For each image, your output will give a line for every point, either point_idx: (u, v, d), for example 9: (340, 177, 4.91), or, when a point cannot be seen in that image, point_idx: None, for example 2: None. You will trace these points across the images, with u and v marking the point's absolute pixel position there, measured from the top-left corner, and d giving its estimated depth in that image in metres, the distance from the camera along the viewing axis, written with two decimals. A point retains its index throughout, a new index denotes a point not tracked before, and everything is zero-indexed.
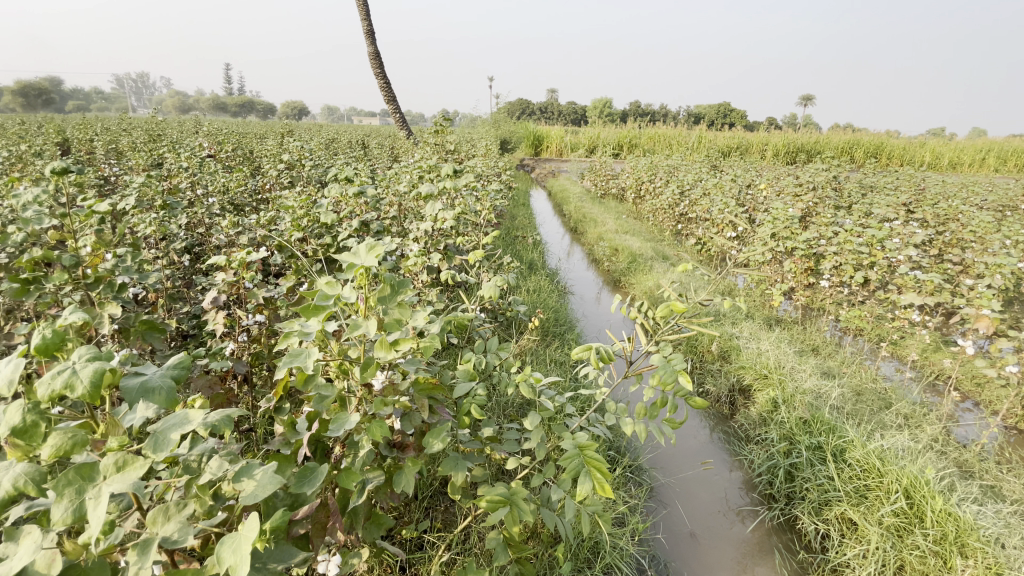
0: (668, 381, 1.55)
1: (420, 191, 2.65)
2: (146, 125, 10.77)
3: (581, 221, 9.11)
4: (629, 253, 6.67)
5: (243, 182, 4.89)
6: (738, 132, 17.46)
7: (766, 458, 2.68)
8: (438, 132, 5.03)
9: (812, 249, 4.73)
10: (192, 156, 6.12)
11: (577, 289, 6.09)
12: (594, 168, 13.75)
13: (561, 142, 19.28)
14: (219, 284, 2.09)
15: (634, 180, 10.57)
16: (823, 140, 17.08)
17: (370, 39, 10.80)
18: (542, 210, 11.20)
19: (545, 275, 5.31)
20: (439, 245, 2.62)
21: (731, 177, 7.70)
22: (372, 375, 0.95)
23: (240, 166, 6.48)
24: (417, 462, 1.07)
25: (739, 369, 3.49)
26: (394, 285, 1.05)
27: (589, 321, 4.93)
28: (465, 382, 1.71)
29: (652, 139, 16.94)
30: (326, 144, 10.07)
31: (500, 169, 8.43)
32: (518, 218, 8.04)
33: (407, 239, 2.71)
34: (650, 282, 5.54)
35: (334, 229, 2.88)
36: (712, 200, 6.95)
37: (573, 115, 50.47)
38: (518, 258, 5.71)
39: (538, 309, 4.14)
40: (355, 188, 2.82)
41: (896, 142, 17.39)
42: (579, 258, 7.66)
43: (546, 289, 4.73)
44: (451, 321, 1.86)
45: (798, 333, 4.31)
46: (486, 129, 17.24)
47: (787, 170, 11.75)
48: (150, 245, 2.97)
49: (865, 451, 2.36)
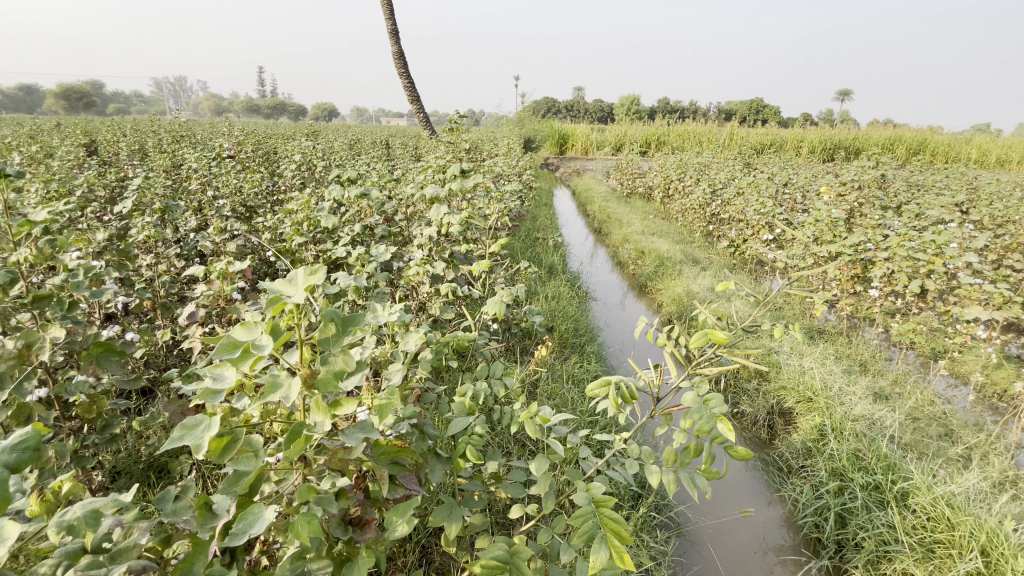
0: (705, 428, 1.27)
1: (425, 193, 2.42)
2: (176, 126, 10.90)
3: (606, 222, 8.76)
4: (656, 256, 6.34)
5: (257, 184, 4.78)
6: (771, 129, 16.76)
7: (814, 497, 2.36)
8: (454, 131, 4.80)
9: (859, 255, 4.33)
10: (211, 158, 6.08)
11: (601, 295, 5.80)
12: (621, 166, 13.34)
13: (587, 140, 18.88)
14: (198, 297, 1.91)
15: (662, 179, 10.17)
16: (863, 136, 16.24)
17: (394, 38, 10.66)
18: (566, 211, 10.90)
19: (566, 280, 5.04)
20: (444, 252, 2.39)
21: (767, 176, 7.25)
22: (298, 454, 0.68)
23: (259, 167, 6.41)
24: (373, 551, 0.82)
25: (779, 389, 3.16)
26: (341, 321, 0.74)
27: (613, 330, 4.64)
28: (462, 418, 1.47)
29: (681, 137, 16.41)
30: (348, 144, 9.98)
31: (523, 169, 8.18)
32: (540, 219, 7.77)
33: (411, 246, 2.49)
34: (678, 288, 5.21)
35: (335, 236, 2.68)
36: (747, 200, 6.54)
37: (600, 114, 49.88)
38: (539, 262, 5.45)
39: (558, 318, 3.86)
40: (357, 190, 2.61)
41: (941, 138, 16.42)
42: (603, 260, 7.34)
43: (567, 295, 4.46)
44: (448, 344, 1.63)
45: (844, 347, 3.93)
46: (510, 128, 16.99)
47: (825, 168, 11.14)
48: (148, 252, 2.85)
49: (931, 497, 2.01)
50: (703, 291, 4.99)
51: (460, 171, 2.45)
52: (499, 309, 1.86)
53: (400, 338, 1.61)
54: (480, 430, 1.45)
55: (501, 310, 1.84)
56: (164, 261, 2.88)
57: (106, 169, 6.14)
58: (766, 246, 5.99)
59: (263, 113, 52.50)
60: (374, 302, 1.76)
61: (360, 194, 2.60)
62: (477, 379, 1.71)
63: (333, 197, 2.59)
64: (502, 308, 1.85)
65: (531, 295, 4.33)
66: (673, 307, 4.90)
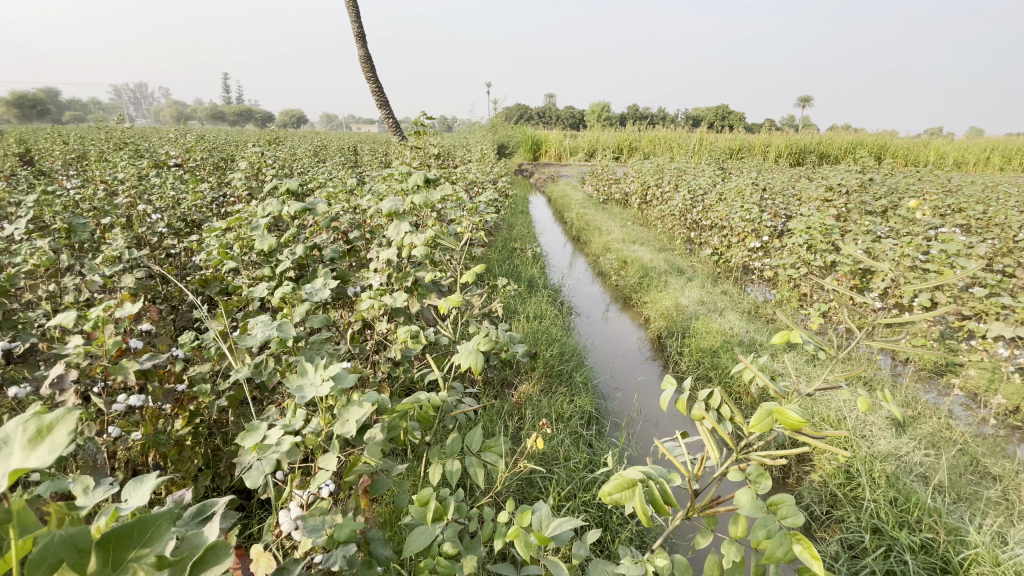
0: (777, 554, 0.87)
1: (382, 207, 1.99)
2: (127, 134, 10.19)
3: (584, 229, 8.45)
4: (639, 266, 6.03)
5: (199, 195, 4.26)
6: (741, 134, 16.86)
7: (852, 561, 2.02)
8: (422, 136, 4.36)
9: (857, 265, 4.08)
10: (152, 168, 5.48)
11: (583, 308, 5.43)
12: (595, 172, 13.09)
13: (561, 147, 18.69)
14: (70, 354, 1.45)
15: (640, 185, 9.93)
16: (827, 140, 16.47)
17: (361, 42, 10.16)
18: (543, 218, 10.57)
19: (546, 294, 4.67)
20: (406, 279, 1.97)
21: (748, 180, 7.06)
22: None
23: (209, 176, 5.85)
24: None
25: None
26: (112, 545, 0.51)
27: (600, 349, 4.27)
28: (424, 530, 1.04)
29: (653, 142, 16.35)
30: (313, 150, 9.42)
31: (497, 176, 7.78)
32: (516, 227, 7.39)
33: (366, 273, 2.05)
34: (666, 300, 4.89)
35: (273, 261, 2.23)
36: (731, 206, 6.29)
37: (571, 120, 50.04)
38: (517, 275, 5.06)
39: (542, 342, 3.46)
40: (298, 204, 2.16)
41: (901, 141, 16.80)
42: (583, 270, 6.99)
43: (549, 313, 4.07)
44: (401, 419, 1.21)
45: (850, 366, 3.64)
46: (484, 134, 16.63)
47: (799, 172, 11.09)
48: (41, 283, 2.34)
49: (998, 567, 1.74)
50: (693, 305, 4.68)
51: (424, 180, 2.04)
52: (475, 362, 1.41)
53: (336, 413, 1.18)
54: (450, 549, 1.04)
55: (478, 363, 1.38)
56: (65, 293, 2.37)
57: (35, 180, 5.52)
58: (753, 254, 5.74)
59: (227, 122, 50.97)
60: (305, 357, 1.33)
61: (303, 209, 2.15)
62: (445, 458, 1.29)
63: (269, 213, 2.14)
64: (481, 360, 1.40)
65: (509, 315, 3.91)
66: (661, 322, 4.57)
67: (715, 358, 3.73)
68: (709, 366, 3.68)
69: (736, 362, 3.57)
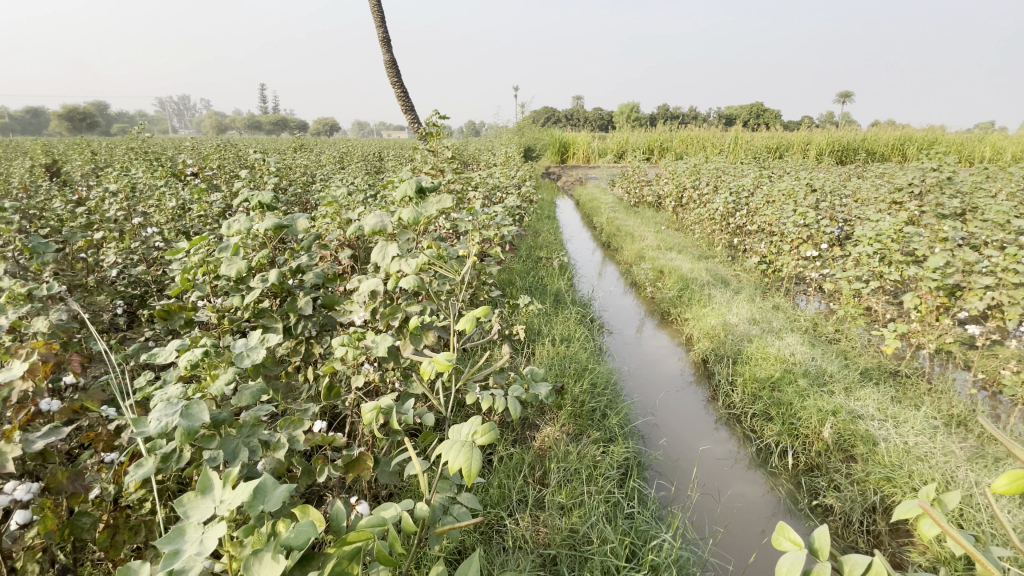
0: None
1: (364, 225, 1.59)
2: (155, 143, 10.15)
3: (615, 235, 7.95)
4: (678, 277, 5.50)
5: (200, 205, 3.95)
6: (779, 132, 16.00)
7: None
8: (436, 137, 3.96)
9: (945, 281, 3.48)
10: (161, 177, 5.23)
11: (615, 324, 4.93)
12: (625, 174, 12.53)
13: (589, 148, 18.11)
14: None
15: (674, 186, 9.34)
16: (872, 136, 15.46)
17: (384, 46, 9.87)
18: (571, 223, 10.09)
19: (574, 310, 4.22)
20: (394, 315, 1.56)
21: (798, 181, 6.42)
22: None
23: (220, 183, 5.59)
24: None
25: (884, 481, 2.41)
26: None
27: (637, 374, 3.78)
28: None
29: (684, 142, 15.69)
30: (334, 156, 9.16)
31: (522, 180, 7.35)
32: (542, 234, 6.94)
33: (350, 308, 1.65)
34: (711, 318, 4.35)
35: (245, 288, 1.83)
36: (780, 209, 5.69)
37: (598, 121, 49.32)
38: (543, 288, 4.61)
39: (571, 372, 3.00)
40: (273, 219, 1.75)
41: (954, 136, 15.65)
42: (615, 279, 6.48)
43: (579, 335, 3.59)
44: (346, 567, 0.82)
45: (938, 402, 3.07)
46: (509, 136, 16.25)
47: (848, 171, 10.30)
48: None
49: None
50: (744, 323, 4.12)
51: (418, 190, 1.63)
52: (468, 462, 1.02)
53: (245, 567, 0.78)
54: None
55: (470, 467, 0.98)
56: None
57: (46, 190, 5.33)
58: (807, 264, 5.13)
59: (261, 130, 52.25)
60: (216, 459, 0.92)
61: (278, 226, 1.74)
62: None
63: (237, 230, 1.73)
64: (475, 462, 1.00)
65: (533, 337, 3.46)
66: (707, 343, 4.03)
67: (774, 391, 3.20)
68: (766, 400, 3.16)
69: (800, 397, 3.03)
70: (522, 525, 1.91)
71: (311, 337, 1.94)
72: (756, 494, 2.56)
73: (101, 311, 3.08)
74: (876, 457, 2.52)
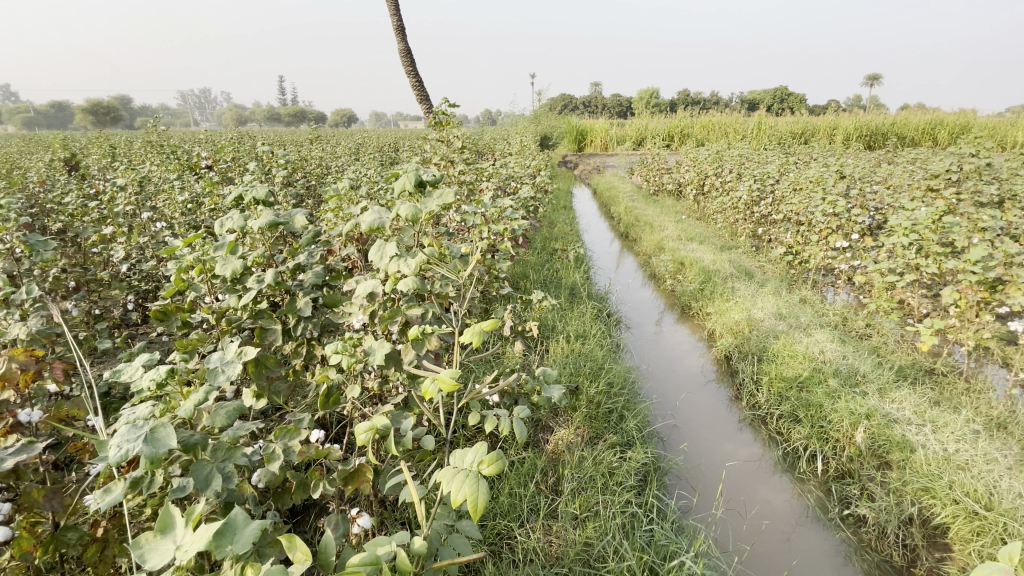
0: None
1: (360, 222, 1.49)
2: (173, 136, 10.21)
3: (633, 225, 7.74)
4: (699, 269, 5.31)
5: (210, 198, 3.89)
6: (804, 116, 15.44)
7: None
8: (446, 126, 3.82)
9: (988, 274, 3.23)
10: (174, 171, 5.21)
11: (634, 318, 4.78)
12: (644, 162, 12.24)
13: (607, 136, 17.78)
14: None
15: (695, 174, 9.06)
16: (902, 120, 14.82)
17: (399, 36, 9.75)
18: (588, 213, 9.89)
19: (591, 305, 4.09)
20: (394, 318, 1.44)
21: (826, 168, 6.13)
22: None
23: (234, 176, 5.56)
24: None
25: (921, 491, 2.20)
26: None
27: (656, 372, 3.64)
28: None
29: (705, 129, 15.27)
30: (349, 147, 9.09)
31: (538, 170, 7.18)
32: (558, 225, 6.79)
33: (346, 310, 1.56)
34: (735, 312, 4.17)
35: (240, 289, 1.75)
36: (808, 197, 5.44)
37: (616, 108, 48.50)
38: (558, 282, 4.49)
39: (586, 372, 2.88)
40: (267, 216, 1.67)
41: (991, 119, 14.89)
42: (633, 271, 6.31)
43: (596, 331, 3.46)
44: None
45: (980, 405, 2.86)
46: (525, 125, 16.02)
47: (878, 157, 9.86)
48: None
49: None
50: (769, 319, 3.94)
51: (418, 184, 1.52)
52: (471, 495, 0.96)
53: None
54: None
55: (477, 502, 0.93)
56: None
57: (62, 184, 5.36)
58: (837, 255, 4.89)
59: (279, 121, 52.71)
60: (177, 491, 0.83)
61: (273, 223, 1.65)
62: None
63: (232, 228, 1.66)
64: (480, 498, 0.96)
65: (548, 334, 3.34)
66: (730, 339, 3.87)
67: (802, 392, 3.03)
68: (794, 401, 2.99)
69: (831, 399, 2.86)
70: (531, 537, 1.80)
71: (312, 339, 1.86)
72: (779, 500, 2.43)
73: (113, 306, 3.07)
74: (913, 465, 2.31)
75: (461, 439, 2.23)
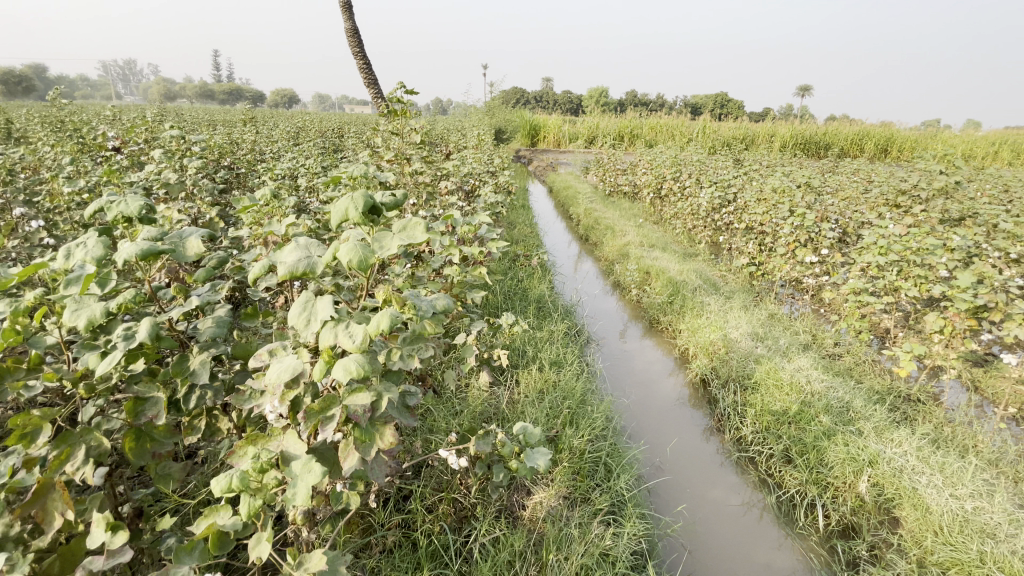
0: None
1: (281, 264, 1.00)
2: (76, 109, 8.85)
3: (593, 228, 7.45)
4: (666, 279, 5.06)
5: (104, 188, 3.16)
6: (747, 123, 15.82)
7: None
8: (400, 116, 3.28)
9: (976, 302, 3.10)
10: (65, 151, 4.32)
11: (599, 331, 4.45)
12: (598, 162, 12.04)
13: (560, 132, 17.49)
14: None
15: (653, 177, 8.90)
16: (834, 130, 15.50)
17: (347, 13, 8.96)
18: (544, 213, 9.54)
19: (559, 322, 3.71)
20: (329, 415, 0.96)
21: (788, 177, 6.05)
22: None
23: (144, 160, 4.72)
24: None
25: (943, 560, 1.97)
26: None
27: (631, 399, 3.32)
28: None
29: (655, 130, 15.32)
30: (288, 132, 8.22)
31: (495, 166, 6.71)
32: (517, 227, 6.37)
33: (259, 384, 1.07)
34: (709, 331, 3.90)
35: (104, 344, 1.21)
36: (774, 208, 5.31)
37: (566, 105, 48.61)
38: (522, 295, 4.07)
39: (564, 413, 2.48)
40: (141, 242, 1.14)
41: (913, 134, 15.83)
42: (593, 278, 5.99)
43: (571, 358, 3.07)
44: None
45: (970, 442, 2.71)
46: (478, 117, 15.42)
47: (821, 166, 10.10)
48: None
49: None
50: (747, 340, 3.70)
51: (369, 210, 1.05)
52: None
53: None
54: None
55: None
56: None
57: None
58: (804, 269, 4.77)
59: (211, 99, 49.21)
60: None
61: (152, 254, 1.13)
62: None
63: (87, 258, 1.13)
64: None
65: (516, 361, 2.93)
66: (706, 362, 3.60)
67: (794, 428, 2.78)
68: (787, 440, 2.73)
69: (827, 439, 2.62)
70: None
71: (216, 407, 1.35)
72: (776, 556, 2.18)
73: None
74: (930, 525, 2.08)
75: (421, 514, 1.78)
